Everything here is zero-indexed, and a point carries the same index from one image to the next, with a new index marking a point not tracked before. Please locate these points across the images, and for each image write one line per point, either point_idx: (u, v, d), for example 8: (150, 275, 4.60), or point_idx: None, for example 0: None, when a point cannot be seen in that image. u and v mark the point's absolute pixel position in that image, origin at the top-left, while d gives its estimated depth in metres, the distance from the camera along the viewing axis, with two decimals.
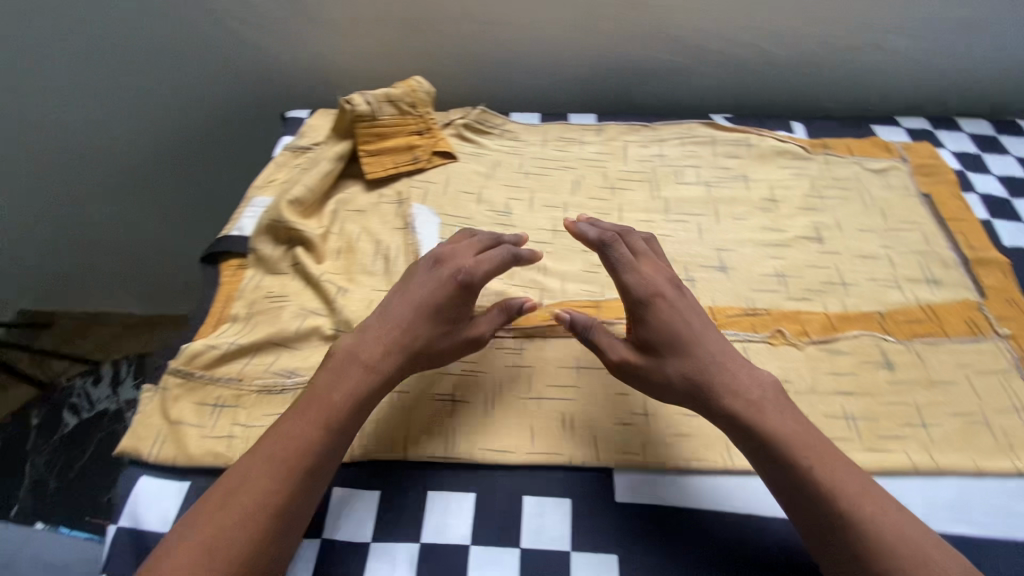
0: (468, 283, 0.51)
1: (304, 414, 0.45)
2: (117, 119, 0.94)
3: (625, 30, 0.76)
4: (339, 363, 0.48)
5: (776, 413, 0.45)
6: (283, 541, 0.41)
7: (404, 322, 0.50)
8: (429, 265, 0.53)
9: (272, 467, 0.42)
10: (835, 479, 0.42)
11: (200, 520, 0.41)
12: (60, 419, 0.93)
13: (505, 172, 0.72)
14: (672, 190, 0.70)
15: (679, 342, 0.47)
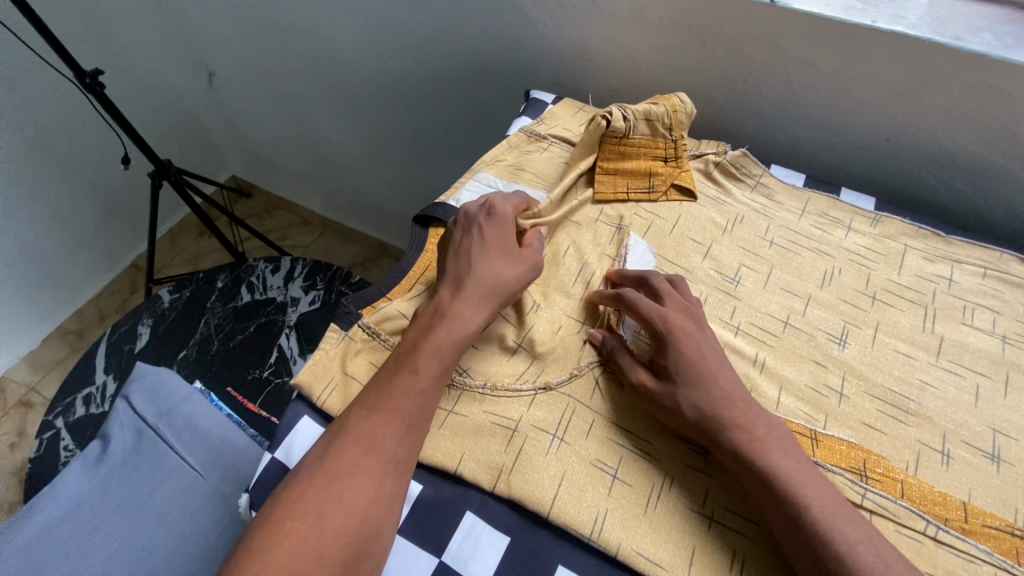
0: (501, 215, 0.54)
1: (394, 362, 0.46)
2: (371, 45, 0.98)
3: (957, 114, 0.61)
4: (423, 321, 0.49)
5: (779, 450, 0.44)
6: (394, 490, 0.42)
7: (476, 273, 0.51)
8: (471, 212, 0.55)
9: (376, 411, 0.43)
10: (834, 522, 0.41)
11: (313, 461, 0.42)
12: (237, 291, 1.03)
13: (745, 232, 0.62)
14: (951, 329, 0.55)
15: (696, 376, 0.47)
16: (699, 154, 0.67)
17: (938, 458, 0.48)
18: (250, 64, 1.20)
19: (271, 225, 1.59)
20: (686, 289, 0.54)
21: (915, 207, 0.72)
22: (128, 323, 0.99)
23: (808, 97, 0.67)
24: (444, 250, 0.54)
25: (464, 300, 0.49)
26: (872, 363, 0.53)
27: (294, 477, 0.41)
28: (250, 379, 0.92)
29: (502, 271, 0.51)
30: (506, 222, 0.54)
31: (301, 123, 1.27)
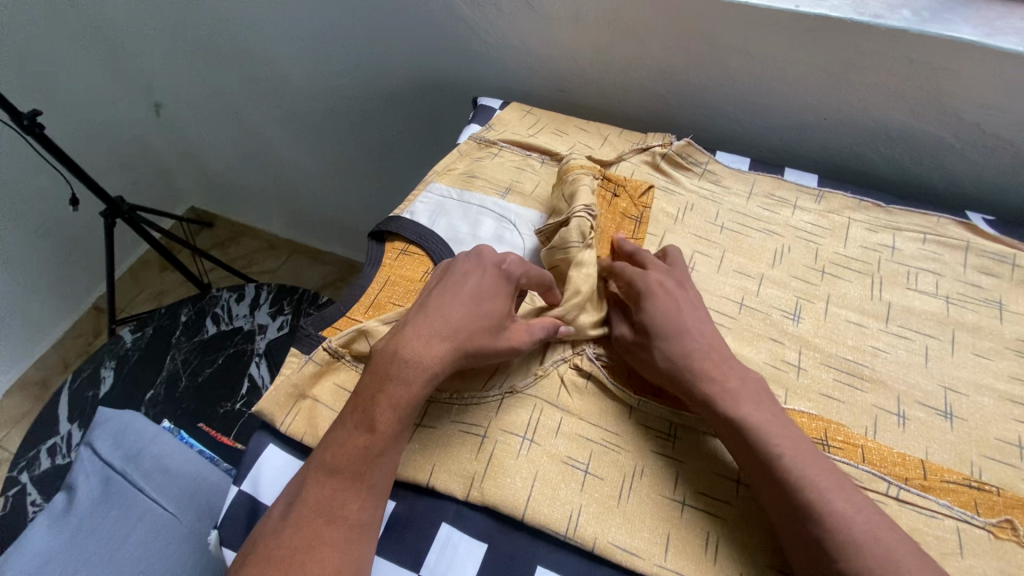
0: (508, 272, 0.51)
1: (354, 416, 0.45)
2: (318, 65, 0.98)
3: (884, 88, 0.64)
4: (382, 370, 0.46)
5: (751, 402, 0.45)
6: (358, 554, 0.41)
7: (450, 318, 0.47)
8: (483, 257, 0.52)
9: (334, 478, 0.43)
10: (804, 469, 0.42)
11: (275, 531, 0.41)
12: (202, 324, 1.01)
13: (696, 219, 0.63)
14: (898, 294, 0.57)
15: (668, 329, 0.49)
16: (646, 146, 0.68)
17: (895, 421, 0.50)
18: (197, 92, 1.18)
19: (235, 253, 1.56)
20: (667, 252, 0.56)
21: (856, 180, 0.75)
22: (89, 367, 0.96)
23: (746, 83, 0.69)
24: (434, 283, 0.51)
25: (429, 345, 0.46)
26: (826, 335, 0.55)
27: (254, 546, 0.41)
28: (222, 412, 0.90)
29: (485, 327, 0.48)
30: (509, 280, 0.51)
31: (255, 148, 1.26)
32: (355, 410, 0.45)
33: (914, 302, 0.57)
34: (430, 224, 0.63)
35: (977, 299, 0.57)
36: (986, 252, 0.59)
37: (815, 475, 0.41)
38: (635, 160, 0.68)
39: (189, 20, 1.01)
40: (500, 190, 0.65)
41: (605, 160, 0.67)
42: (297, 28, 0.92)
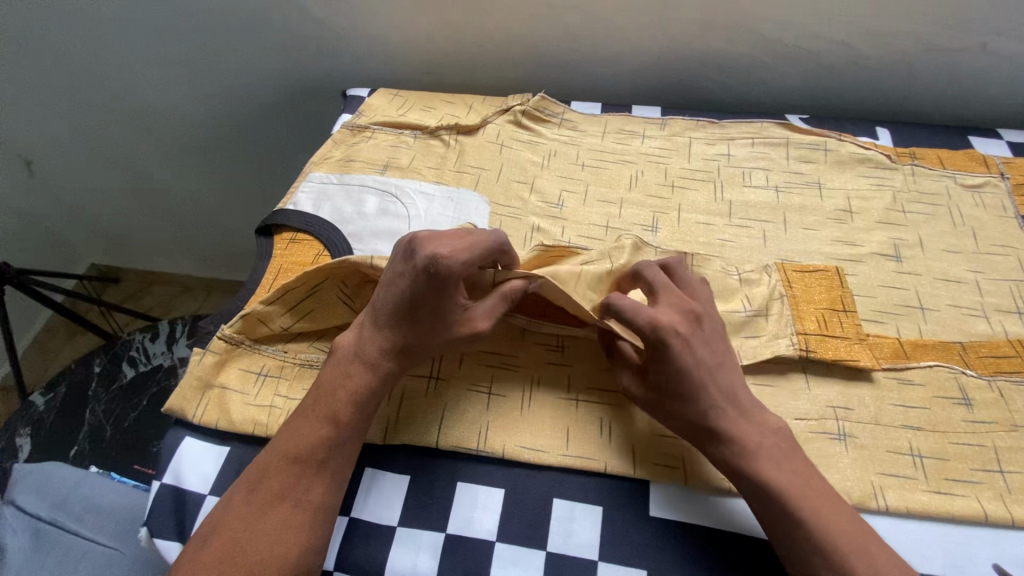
0: (445, 275, 0.44)
1: (315, 411, 0.45)
2: (193, 92, 0.98)
3: (700, 22, 0.73)
4: (340, 367, 0.47)
5: (773, 464, 0.43)
6: (320, 533, 0.43)
7: (392, 319, 0.46)
8: (414, 257, 0.45)
9: (296, 465, 0.44)
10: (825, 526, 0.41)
11: (237, 517, 0.42)
12: (119, 370, 0.99)
13: (559, 162, 0.70)
14: (737, 193, 0.66)
15: (686, 385, 0.44)
16: (507, 106, 0.74)
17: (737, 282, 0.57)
18: (70, 141, 1.13)
19: (149, 302, 1.51)
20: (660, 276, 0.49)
21: (700, 107, 0.84)
22: (3, 438, 0.91)
23: (586, 36, 0.76)
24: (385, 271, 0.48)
25: (375, 341, 0.47)
26: (681, 237, 0.62)
27: (214, 532, 0.42)
28: (155, 450, 0.89)
29: (436, 329, 0.47)
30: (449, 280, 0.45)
31: (147, 188, 1.23)
32: (312, 400, 0.46)
33: (748, 196, 0.65)
34: (314, 210, 0.66)
35: (799, 183, 0.66)
36: (800, 143, 0.69)
37: (830, 533, 0.40)
38: (499, 122, 0.74)
39: (45, 67, 0.97)
40: (378, 168, 0.69)
41: (472, 124, 0.72)
42: (162, 57, 0.92)
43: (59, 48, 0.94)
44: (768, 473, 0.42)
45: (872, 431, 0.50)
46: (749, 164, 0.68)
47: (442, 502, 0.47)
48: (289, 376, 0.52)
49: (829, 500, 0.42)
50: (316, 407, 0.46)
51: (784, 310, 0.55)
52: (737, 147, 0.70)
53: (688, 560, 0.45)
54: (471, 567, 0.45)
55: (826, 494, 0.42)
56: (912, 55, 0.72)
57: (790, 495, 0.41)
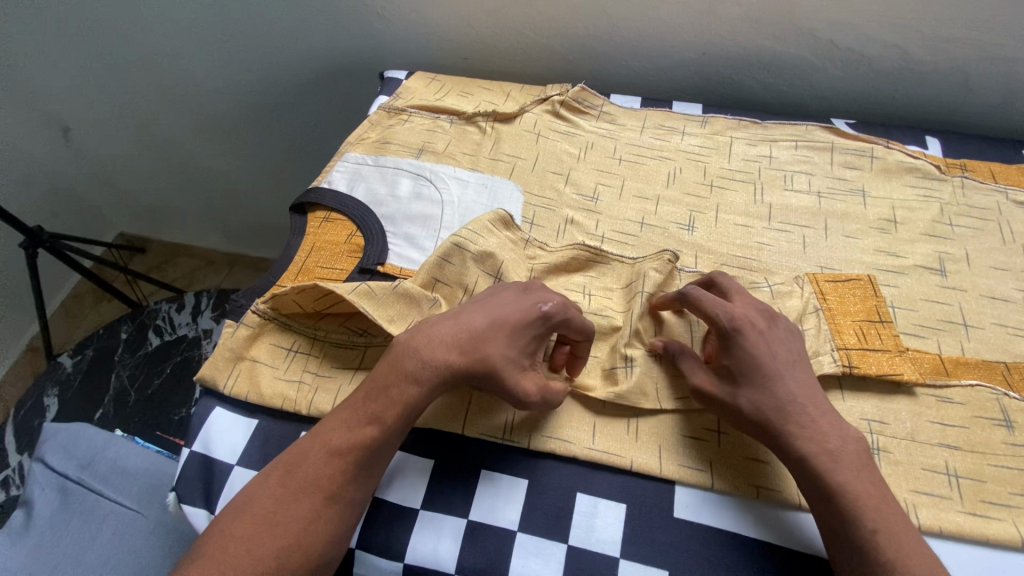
0: (556, 321, 0.46)
1: (365, 405, 0.43)
2: (233, 68, 0.99)
3: (747, 17, 0.71)
4: (399, 364, 0.43)
5: (853, 470, 0.42)
6: (346, 530, 0.43)
7: (478, 337, 0.44)
8: (530, 292, 0.47)
9: (336, 460, 0.42)
10: (900, 539, 0.40)
11: (272, 492, 0.42)
12: (144, 338, 1.00)
13: (596, 155, 0.69)
14: (777, 196, 0.64)
15: (763, 374, 0.45)
16: (545, 96, 0.73)
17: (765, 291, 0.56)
18: (109, 111, 1.15)
19: (173, 274, 1.54)
20: (734, 284, 0.51)
21: (741, 105, 0.83)
22: (31, 397, 0.93)
23: (630, 28, 0.75)
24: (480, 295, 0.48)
25: (446, 353, 0.43)
26: (718, 239, 0.61)
27: (247, 505, 0.41)
28: (177, 419, 0.91)
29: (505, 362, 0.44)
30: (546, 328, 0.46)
31: (180, 162, 1.24)
32: (364, 395, 0.44)
33: (790, 200, 0.64)
34: (349, 190, 0.66)
35: (841, 188, 0.65)
36: (846, 149, 0.67)
37: (906, 548, 0.40)
38: (537, 111, 0.73)
39: (89, 35, 0.99)
40: (414, 152, 0.69)
41: (509, 112, 0.71)
42: (203, 31, 0.93)
43: (105, 19, 0.95)
44: (846, 479, 0.41)
45: (906, 447, 0.48)
46: (789, 167, 0.67)
47: (465, 489, 0.47)
48: (319, 354, 0.52)
49: (900, 516, 0.41)
50: (366, 404, 0.43)
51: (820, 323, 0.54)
52: (779, 149, 0.68)
53: (712, 564, 0.44)
54: (492, 555, 0.45)
55: (886, 499, 0.41)
56: (970, 63, 0.70)
57: (861, 498, 0.41)
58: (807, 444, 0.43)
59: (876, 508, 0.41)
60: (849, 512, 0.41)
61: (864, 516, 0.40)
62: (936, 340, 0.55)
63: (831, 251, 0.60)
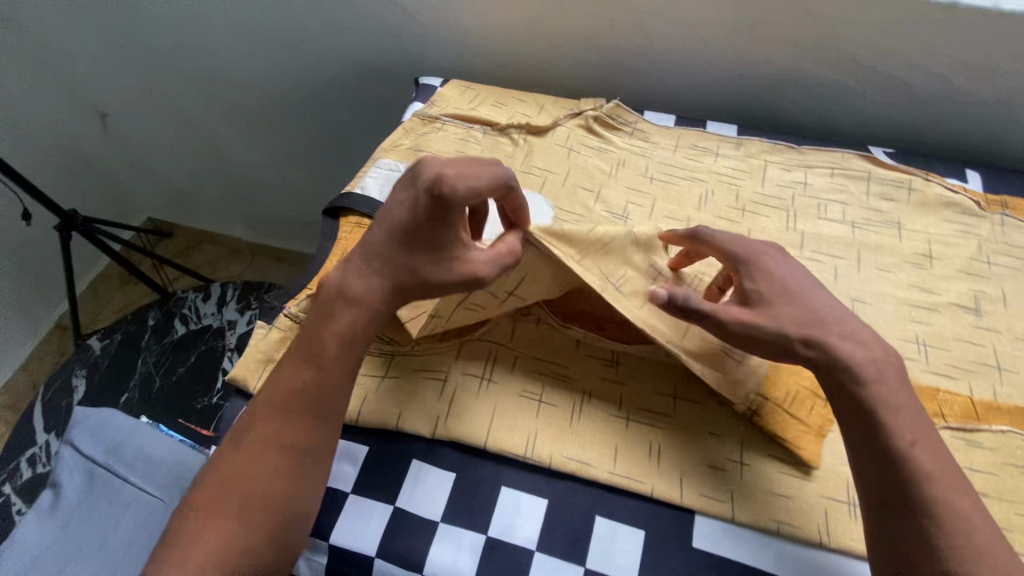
0: (445, 199, 0.44)
1: (305, 353, 0.47)
2: (269, 64, 1.00)
3: (788, 39, 0.70)
4: (325, 305, 0.48)
5: (891, 382, 0.44)
6: (308, 475, 0.45)
7: (385, 253, 0.47)
8: (423, 179, 0.46)
9: (280, 407, 0.46)
10: (934, 462, 0.42)
11: (236, 449, 0.46)
12: (171, 326, 1.03)
13: (628, 173, 0.68)
14: (810, 224, 0.64)
15: (787, 294, 0.47)
16: (579, 110, 0.73)
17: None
18: (145, 99, 1.17)
19: (198, 260, 1.57)
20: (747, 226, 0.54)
21: (776, 128, 0.82)
22: (60, 377, 0.96)
23: (667, 45, 0.75)
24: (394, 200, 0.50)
25: (366, 280, 0.47)
26: None
27: (216, 467, 0.45)
28: (199, 407, 0.92)
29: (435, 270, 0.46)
30: (452, 209, 0.44)
31: (210, 152, 1.27)
32: (302, 345, 0.48)
33: (823, 229, 0.63)
34: (381, 196, 0.66)
35: (876, 220, 0.64)
36: (883, 180, 0.66)
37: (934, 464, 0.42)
38: (570, 125, 0.73)
39: (132, 26, 1.01)
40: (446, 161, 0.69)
41: (543, 125, 0.71)
42: (242, 27, 0.94)
43: (148, 11, 0.97)
44: (885, 391, 0.43)
45: None
46: (824, 195, 0.66)
47: (485, 504, 0.48)
48: None
49: (930, 431, 0.43)
50: (305, 352, 0.47)
51: None
52: (814, 176, 0.68)
53: None
54: (509, 572, 0.45)
55: (925, 438, 0.43)
56: (1016, 97, 0.68)
57: (901, 409, 0.43)
58: (849, 354, 0.44)
59: (907, 426, 0.43)
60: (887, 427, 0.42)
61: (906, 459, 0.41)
62: (968, 382, 0.54)
63: (863, 283, 0.59)
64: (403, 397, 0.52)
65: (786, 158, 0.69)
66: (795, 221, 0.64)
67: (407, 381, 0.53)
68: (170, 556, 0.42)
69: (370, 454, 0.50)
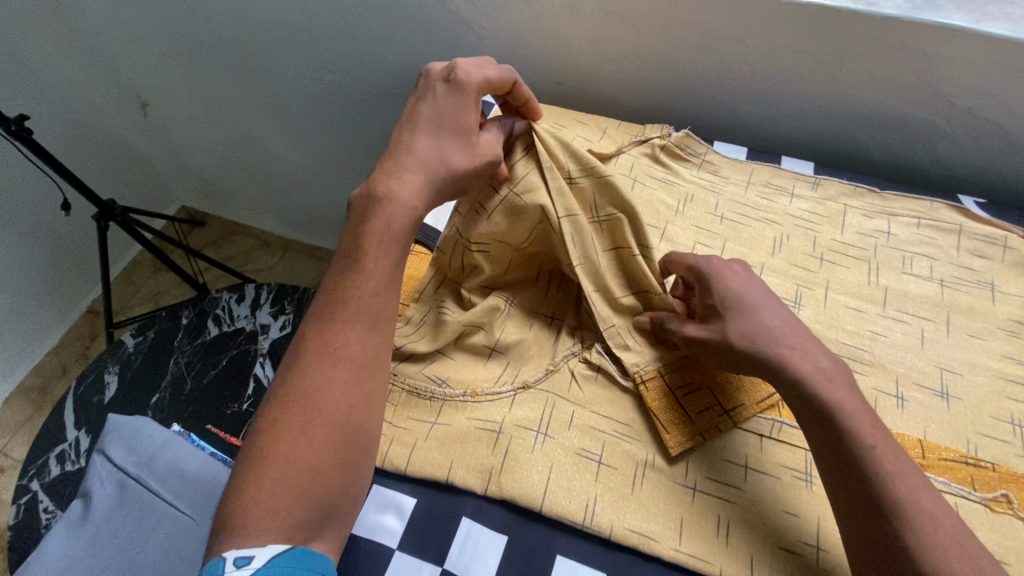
0: (462, 81, 0.52)
1: (350, 269, 0.49)
2: (313, 63, 0.97)
3: (877, 73, 0.65)
4: (364, 212, 0.50)
5: (842, 388, 0.44)
6: (366, 384, 0.47)
7: (419, 152, 0.51)
8: (432, 77, 0.53)
9: (332, 322, 0.47)
10: (901, 471, 0.41)
11: (291, 376, 0.46)
12: (204, 326, 1.01)
13: (696, 210, 0.64)
14: (894, 280, 0.59)
15: (742, 305, 0.47)
16: (645, 138, 0.69)
17: (894, 403, 0.52)
18: (187, 93, 1.16)
19: (229, 251, 1.56)
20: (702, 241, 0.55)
21: (851, 164, 0.76)
22: (93, 373, 0.96)
23: (742, 72, 0.70)
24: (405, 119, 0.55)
25: (404, 180, 0.50)
26: (826, 322, 0.56)
27: (277, 394, 0.46)
28: (229, 413, 0.91)
29: (435, 151, 0.51)
30: (465, 95, 0.51)
31: (248, 147, 1.25)
32: (346, 260, 0.49)
33: (909, 286, 0.58)
34: None
35: (968, 279, 0.59)
36: (977, 234, 0.61)
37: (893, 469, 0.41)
38: (635, 152, 0.69)
39: (178, 19, 0.99)
40: None
41: (607, 151, 0.67)
42: (289, 26, 0.91)
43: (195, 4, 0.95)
44: (840, 396, 0.44)
45: None
46: (909, 247, 0.61)
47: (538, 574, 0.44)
48: (396, 402, 0.52)
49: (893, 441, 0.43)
50: (355, 264, 0.49)
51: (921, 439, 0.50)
52: (899, 225, 0.62)
53: None
54: None
55: (884, 440, 0.43)
56: None
57: (854, 414, 0.43)
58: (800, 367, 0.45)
59: (866, 431, 0.43)
60: (847, 432, 0.43)
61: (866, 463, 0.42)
62: None
63: (951, 350, 0.55)
64: (455, 447, 0.49)
65: (868, 202, 0.64)
66: (878, 273, 0.59)
67: (457, 428, 0.50)
68: (242, 494, 0.43)
69: (417, 507, 0.47)
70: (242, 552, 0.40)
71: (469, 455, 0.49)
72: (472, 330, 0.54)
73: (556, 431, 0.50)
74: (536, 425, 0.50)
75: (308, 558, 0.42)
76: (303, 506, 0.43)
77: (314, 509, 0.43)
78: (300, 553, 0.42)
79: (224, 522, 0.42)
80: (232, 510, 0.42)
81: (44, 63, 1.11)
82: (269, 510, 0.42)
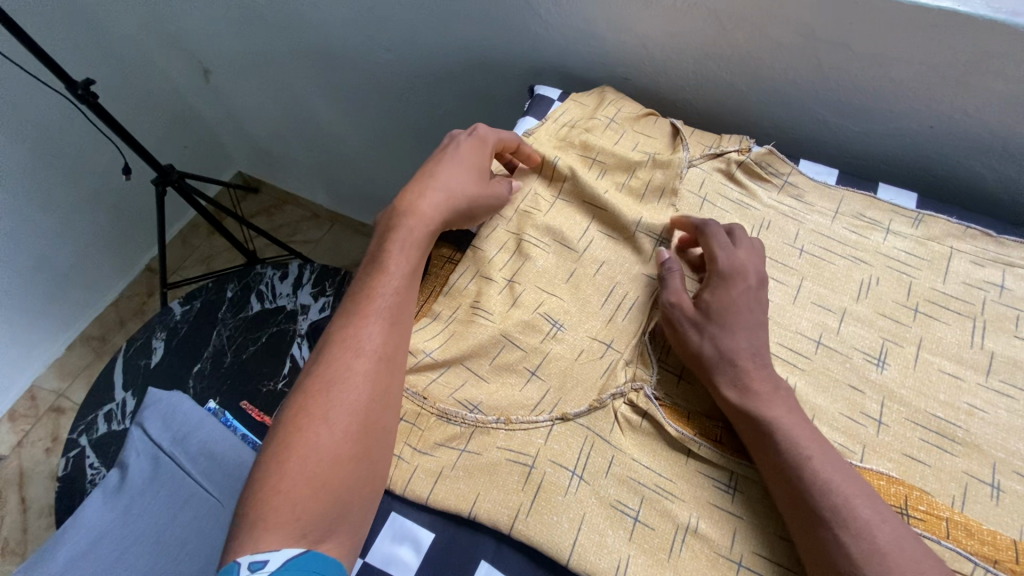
0: (481, 133, 0.59)
1: (382, 270, 0.51)
2: (367, 39, 0.94)
3: (1010, 96, 0.55)
4: (392, 225, 0.53)
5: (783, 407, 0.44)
6: (385, 383, 0.46)
7: (442, 184, 0.55)
8: (457, 135, 0.60)
9: (356, 317, 0.48)
10: (850, 504, 0.39)
11: (314, 371, 0.46)
12: (247, 301, 1.03)
13: (772, 239, 0.57)
14: (1003, 343, 0.50)
15: (724, 316, 0.48)
16: (720, 151, 0.62)
17: (988, 491, 0.44)
18: (245, 62, 1.15)
19: (280, 220, 1.57)
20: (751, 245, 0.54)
21: (960, 194, 0.66)
22: (142, 337, 0.99)
23: (837, 82, 0.61)
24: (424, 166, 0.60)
25: (428, 202, 0.54)
26: (914, 387, 0.49)
27: (299, 388, 0.46)
28: (265, 391, 0.91)
29: (458, 178, 0.56)
30: (486, 145, 0.59)
31: (303, 119, 1.24)
32: (373, 264, 0.51)
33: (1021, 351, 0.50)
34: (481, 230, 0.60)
35: None
36: None
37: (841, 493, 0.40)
38: (707, 167, 0.62)
39: None
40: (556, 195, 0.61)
41: (673, 164, 0.61)
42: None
43: None
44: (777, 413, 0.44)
45: None
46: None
47: None
48: (424, 426, 0.49)
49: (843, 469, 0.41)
50: (383, 267, 0.51)
51: (1008, 540, 0.42)
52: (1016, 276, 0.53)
53: None
54: None
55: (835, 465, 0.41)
56: None
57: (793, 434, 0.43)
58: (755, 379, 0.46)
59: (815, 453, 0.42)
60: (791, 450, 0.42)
61: (789, 456, 0.42)
62: None
63: None
64: (482, 486, 0.46)
65: (980, 248, 0.55)
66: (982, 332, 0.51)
67: (484, 462, 0.47)
68: (263, 489, 0.41)
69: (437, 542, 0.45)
70: (258, 554, 0.38)
71: (493, 493, 0.45)
72: (505, 343, 0.52)
73: (593, 479, 0.45)
74: (570, 467, 0.46)
75: (320, 563, 0.39)
76: (321, 501, 0.41)
77: (332, 506, 0.41)
78: (311, 556, 0.39)
79: (238, 521, 0.40)
80: (251, 507, 0.41)
81: (114, 27, 1.14)
82: (289, 502, 0.40)
